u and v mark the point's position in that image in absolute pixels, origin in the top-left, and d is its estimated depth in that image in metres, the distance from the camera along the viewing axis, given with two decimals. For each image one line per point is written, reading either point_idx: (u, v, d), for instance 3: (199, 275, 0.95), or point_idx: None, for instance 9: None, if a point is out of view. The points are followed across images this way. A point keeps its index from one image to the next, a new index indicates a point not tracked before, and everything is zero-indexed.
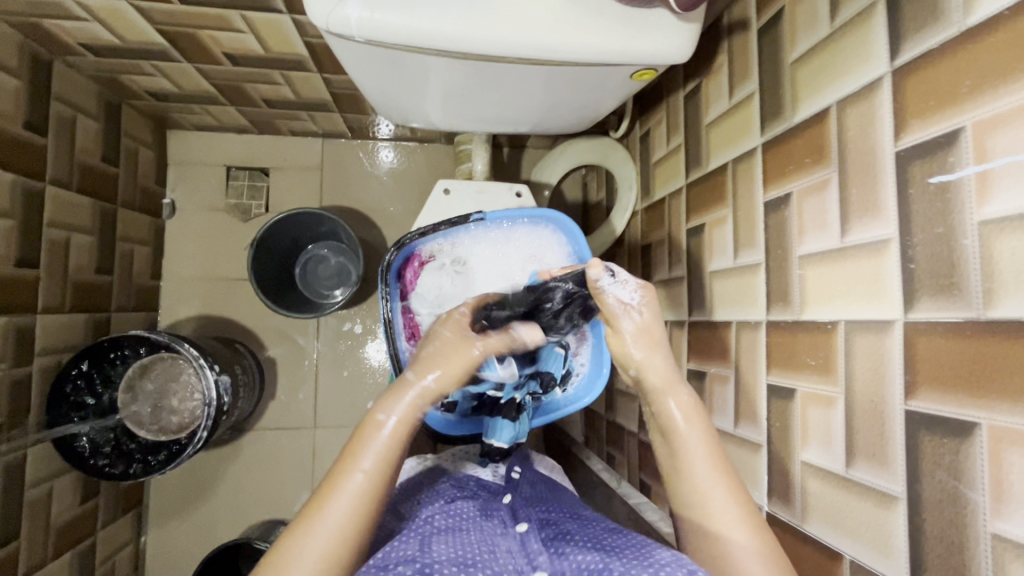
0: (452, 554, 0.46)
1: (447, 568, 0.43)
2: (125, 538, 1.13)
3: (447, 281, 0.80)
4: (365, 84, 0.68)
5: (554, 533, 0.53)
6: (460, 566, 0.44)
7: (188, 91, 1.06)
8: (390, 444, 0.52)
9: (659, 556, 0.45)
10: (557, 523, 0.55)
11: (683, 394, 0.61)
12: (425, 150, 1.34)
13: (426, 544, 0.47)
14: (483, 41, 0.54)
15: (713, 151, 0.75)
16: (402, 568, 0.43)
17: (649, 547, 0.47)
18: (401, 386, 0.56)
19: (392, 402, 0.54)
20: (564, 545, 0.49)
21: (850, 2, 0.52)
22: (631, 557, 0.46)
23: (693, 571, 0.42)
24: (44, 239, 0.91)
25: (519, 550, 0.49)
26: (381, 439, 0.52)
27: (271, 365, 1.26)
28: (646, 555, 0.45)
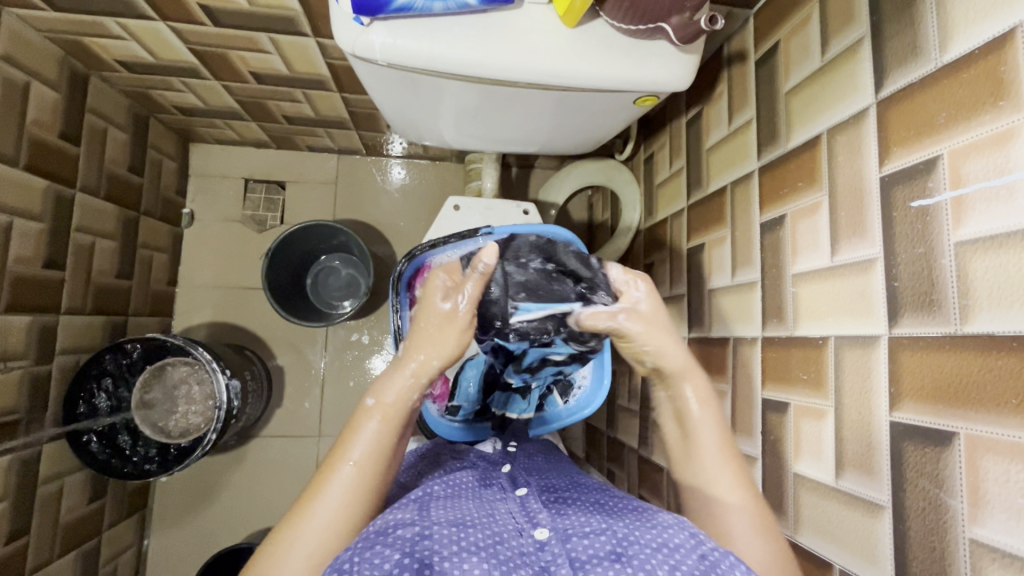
0: (451, 516, 0.47)
1: (446, 527, 0.45)
2: (128, 540, 1.14)
3: None
4: (384, 104, 0.72)
5: (553, 497, 0.55)
6: (459, 525, 0.46)
7: (213, 107, 1.11)
8: (380, 435, 0.54)
9: (660, 519, 0.46)
10: (555, 490, 0.57)
11: (698, 380, 0.61)
12: (437, 168, 1.38)
13: (426, 509, 0.49)
14: (496, 67, 0.58)
15: (712, 173, 0.79)
16: (403, 529, 0.45)
17: (651, 512, 0.48)
18: (391, 375, 0.58)
19: (382, 390, 0.57)
20: (563, 508, 0.51)
21: (839, 38, 0.55)
22: (632, 520, 0.47)
23: (694, 534, 0.44)
24: (70, 243, 0.95)
25: (520, 511, 0.51)
26: (369, 430, 0.54)
27: (279, 373, 1.29)
28: (649, 518, 0.47)
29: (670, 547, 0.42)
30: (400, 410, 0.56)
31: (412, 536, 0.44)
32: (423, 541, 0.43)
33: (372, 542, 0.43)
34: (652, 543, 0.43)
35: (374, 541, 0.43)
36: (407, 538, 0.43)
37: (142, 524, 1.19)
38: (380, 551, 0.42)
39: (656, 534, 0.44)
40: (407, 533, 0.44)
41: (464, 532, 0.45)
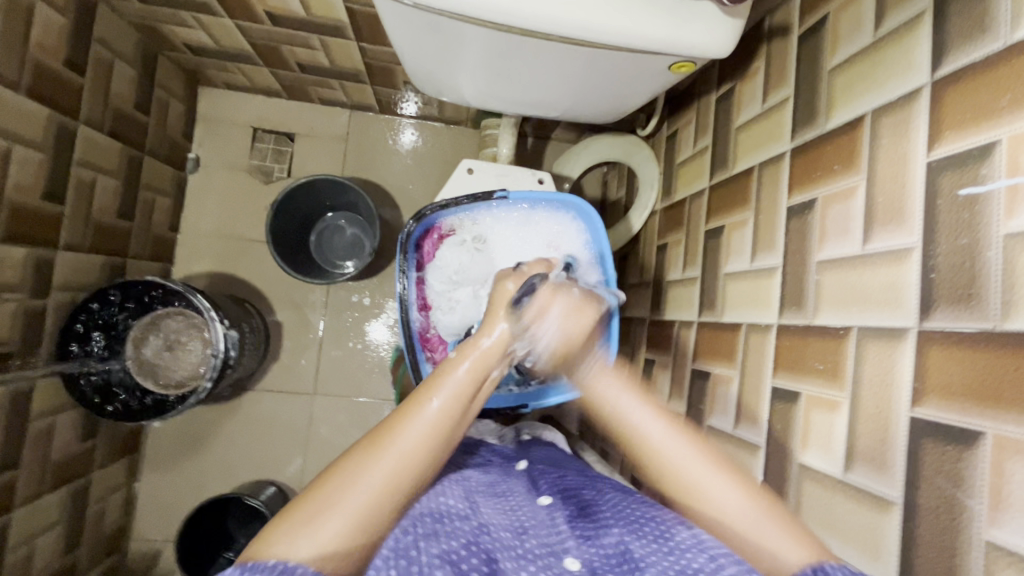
0: (501, 520, 0.50)
1: (501, 532, 0.48)
2: (118, 482, 1.14)
3: (466, 256, 0.81)
4: (405, 49, 0.69)
5: (576, 500, 0.56)
6: (513, 531, 0.49)
7: (225, 47, 1.07)
8: (434, 426, 0.51)
9: (681, 538, 0.46)
10: (578, 493, 0.57)
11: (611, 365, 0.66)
12: (451, 131, 1.34)
13: (474, 504, 0.52)
14: (528, 15, 0.55)
15: (740, 154, 0.76)
16: (459, 522, 0.47)
17: (670, 524, 0.48)
18: (445, 370, 0.55)
19: (438, 388, 0.53)
20: (592, 523, 0.51)
21: (896, 13, 0.52)
22: (650, 535, 0.47)
23: (715, 557, 0.43)
24: (72, 177, 0.93)
25: (551, 521, 0.51)
26: (423, 422, 0.51)
27: (277, 328, 1.27)
28: (668, 534, 0.47)
29: (690, 572, 0.42)
30: (459, 405, 0.53)
31: (470, 531, 0.47)
32: (482, 539, 0.46)
33: (432, 529, 0.46)
34: (673, 567, 0.43)
35: (433, 529, 0.45)
36: (467, 532, 0.46)
37: (133, 466, 1.20)
38: (438, 541, 0.44)
39: (675, 560, 0.44)
40: (466, 527, 0.47)
41: (518, 539, 0.48)
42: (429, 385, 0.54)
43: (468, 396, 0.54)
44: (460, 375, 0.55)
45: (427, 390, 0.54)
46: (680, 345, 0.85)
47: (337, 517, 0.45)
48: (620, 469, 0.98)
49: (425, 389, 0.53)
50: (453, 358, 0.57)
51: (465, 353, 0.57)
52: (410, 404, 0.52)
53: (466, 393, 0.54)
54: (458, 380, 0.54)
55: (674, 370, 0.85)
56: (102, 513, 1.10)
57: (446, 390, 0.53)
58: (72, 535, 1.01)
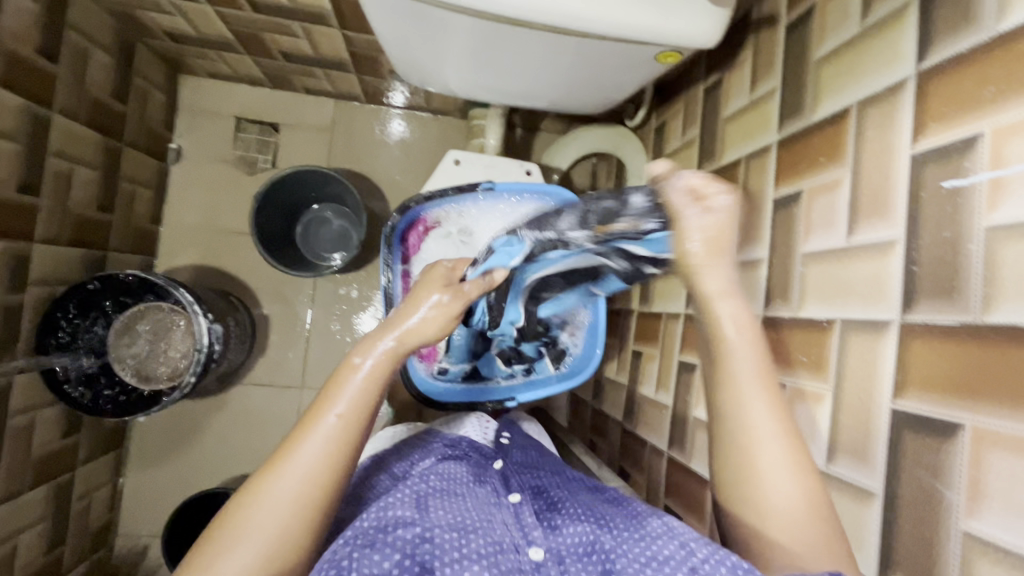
0: (451, 520, 0.48)
1: (447, 533, 0.46)
2: (103, 478, 1.13)
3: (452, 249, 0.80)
4: (387, 38, 0.67)
5: (544, 504, 0.55)
6: (460, 531, 0.47)
7: (205, 35, 1.04)
8: (334, 439, 0.49)
9: (650, 527, 0.47)
10: (548, 492, 0.57)
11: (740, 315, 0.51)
12: (438, 121, 1.33)
13: (424, 508, 0.50)
14: (512, 4, 0.53)
15: (727, 145, 0.75)
16: (401, 530, 0.46)
17: (641, 517, 0.49)
18: (343, 374, 0.52)
19: (336, 399, 0.51)
20: (558, 517, 0.51)
21: (883, 3, 0.51)
22: (620, 529, 0.48)
23: (684, 543, 0.44)
24: (47, 168, 0.90)
25: (514, 522, 0.51)
26: (321, 438, 0.49)
27: (263, 322, 1.26)
28: (639, 526, 0.48)
29: (660, 560, 0.43)
30: (359, 411, 0.51)
31: (412, 539, 0.45)
32: (422, 548, 0.44)
33: (372, 540, 0.44)
34: (641, 556, 0.44)
35: (372, 539, 0.44)
36: (407, 540, 0.45)
37: (118, 462, 1.18)
38: (376, 552, 0.43)
39: (644, 547, 0.45)
40: (407, 535, 0.45)
41: (464, 540, 0.46)
42: (329, 396, 0.51)
43: (371, 398, 0.52)
44: (358, 380, 0.52)
45: (326, 401, 0.51)
46: (668, 337, 0.85)
47: (244, 546, 0.45)
48: (609, 460, 0.98)
49: (324, 401, 0.51)
50: (352, 362, 0.53)
51: (366, 354, 0.54)
52: (308, 419, 0.50)
53: (366, 397, 0.52)
54: (358, 386, 0.52)
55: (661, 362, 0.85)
56: (87, 509, 1.09)
57: (344, 399, 0.51)
58: (56, 532, 1.00)
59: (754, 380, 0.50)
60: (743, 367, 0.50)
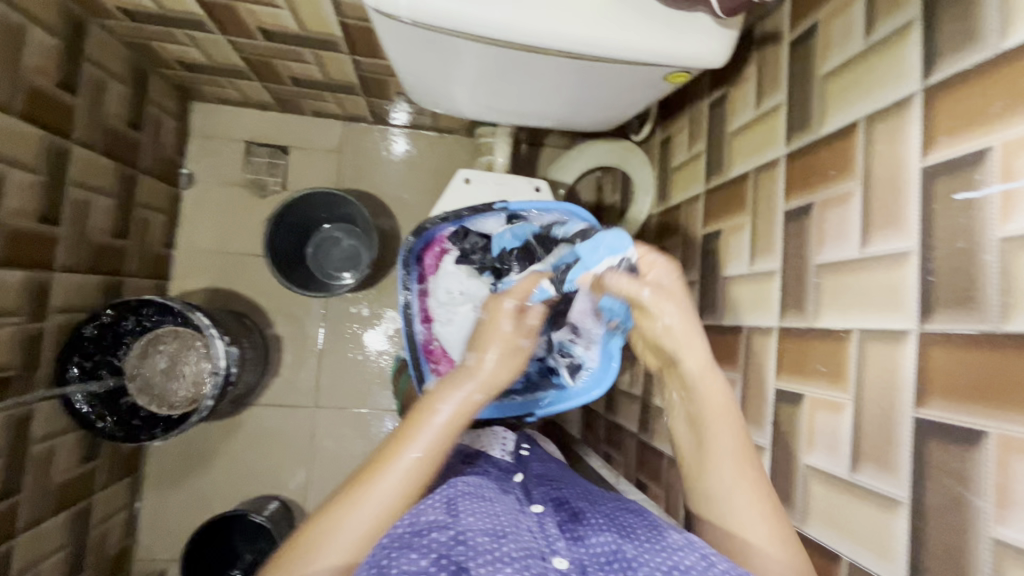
0: (483, 524, 0.48)
1: (481, 536, 0.47)
2: (120, 503, 1.13)
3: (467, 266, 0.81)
4: (401, 65, 0.69)
5: (569, 514, 0.55)
6: (493, 535, 0.47)
7: (218, 63, 1.06)
8: (419, 469, 0.53)
9: (670, 539, 0.48)
10: (571, 504, 0.57)
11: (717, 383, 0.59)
12: (444, 140, 1.35)
13: (456, 512, 0.50)
14: (526, 31, 0.55)
15: (734, 159, 0.77)
16: (436, 532, 0.47)
17: (661, 530, 0.50)
18: (423, 415, 0.55)
19: (417, 438, 0.54)
20: (582, 528, 0.51)
21: (885, 21, 0.53)
22: (642, 540, 0.49)
23: (706, 555, 0.46)
24: (67, 198, 0.92)
25: (538, 530, 0.51)
26: (401, 473, 0.52)
27: (276, 342, 1.27)
28: (659, 538, 0.49)
29: (681, 569, 0.44)
30: (440, 443, 0.54)
31: (447, 541, 0.46)
32: (457, 550, 0.45)
33: (407, 542, 0.46)
34: (663, 565, 0.45)
35: (408, 541, 0.46)
36: (442, 542, 0.45)
37: (134, 486, 1.19)
38: (413, 551, 0.44)
39: (666, 556, 0.46)
40: (442, 538, 0.46)
41: (496, 544, 0.46)
42: (409, 433, 0.54)
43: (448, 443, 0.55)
44: (441, 419, 0.55)
45: (407, 437, 0.54)
46: None
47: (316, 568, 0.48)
48: (625, 473, 0.98)
49: (407, 437, 0.54)
50: (436, 399, 0.57)
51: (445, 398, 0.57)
52: (393, 448, 0.54)
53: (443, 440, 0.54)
54: (434, 429, 0.55)
55: None
56: (105, 535, 1.09)
57: (427, 435, 0.54)
58: (75, 559, 1.00)
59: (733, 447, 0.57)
60: (722, 441, 0.58)
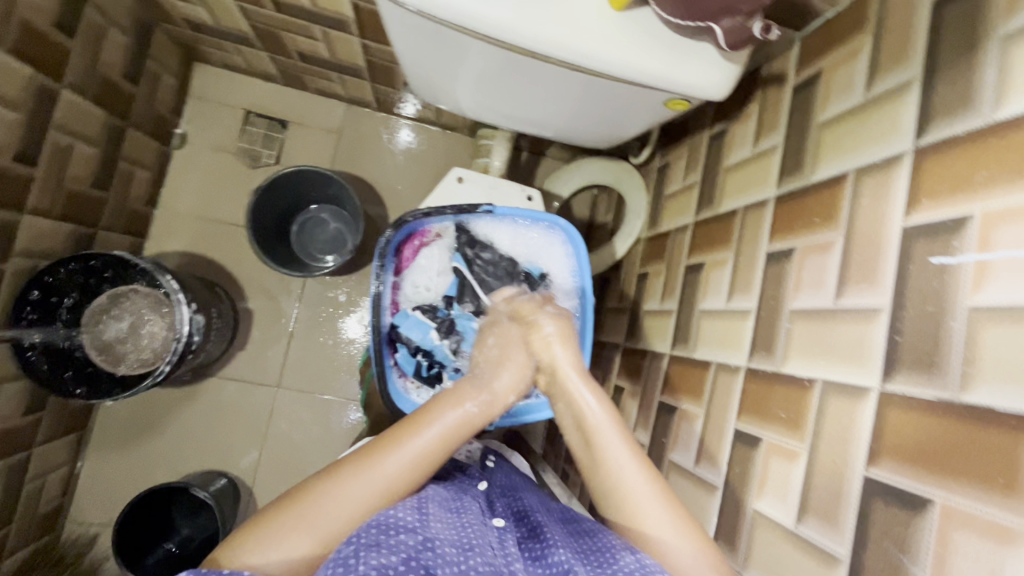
0: (450, 535, 0.47)
1: (448, 547, 0.45)
2: (60, 460, 1.10)
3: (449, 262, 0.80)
4: (404, 53, 0.68)
5: (528, 530, 0.53)
6: (460, 548, 0.46)
7: (224, 27, 1.05)
8: (423, 455, 0.55)
9: (624, 562, 0.46)
10: (532, 518, 0.56)
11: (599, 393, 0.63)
12: (447, 137, 1.34)
13: (424, 516, 0.49)
14: (530, 36, 0.54)
15: (726, 195, 0.77)
16: (404, 534, 0.45)
17: (615, 551, 0.48)
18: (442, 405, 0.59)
19: (432, 419, 0.57)
20: (539, 547, 0.49)
21: (886, 77, 0.53)
22: (596, 564, 0.47)
23: None
24: (47, 141, 0.90)
25: (499, 546, 0.49)
26: (411, 451, 0.54)
27: (246, 316, 1.24)
28: (611, 560, 0.46)
29: None
30: (451, 436, 0.57)
31: (415, 545, 0.44)
32: (425, 554, 0.44)
33: (375, 540, 0.44)
34: None
35: (377, 539, 0.44)
36: (411, 545, 0.44)
37: (78, 445, 1.15)
38: (381, 550, 0.43)
39: None
40: (409, 541, 0.44)
41: (464, 556, 0.45)
42: (423, 418, 0.57)
43: (459, 432, 0.58)
44: (455, 414, 0.58)
45: (423, 420, 0.57)
46: (651, 375, 0.85)
47: (304, 529, 0.49)
48: (579, 494, 0.97)
49: (422, 418, 0.57)
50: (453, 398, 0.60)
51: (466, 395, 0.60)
52: (404, 431, 0.56)
53: (457, 429, 0.57)
54: (448, 421, 0.57)
55: (642, 400, 0.86)
56: (40, 490, 1.05)
57: (439, 424, 0.57)
58: (3, 512, 0.96)
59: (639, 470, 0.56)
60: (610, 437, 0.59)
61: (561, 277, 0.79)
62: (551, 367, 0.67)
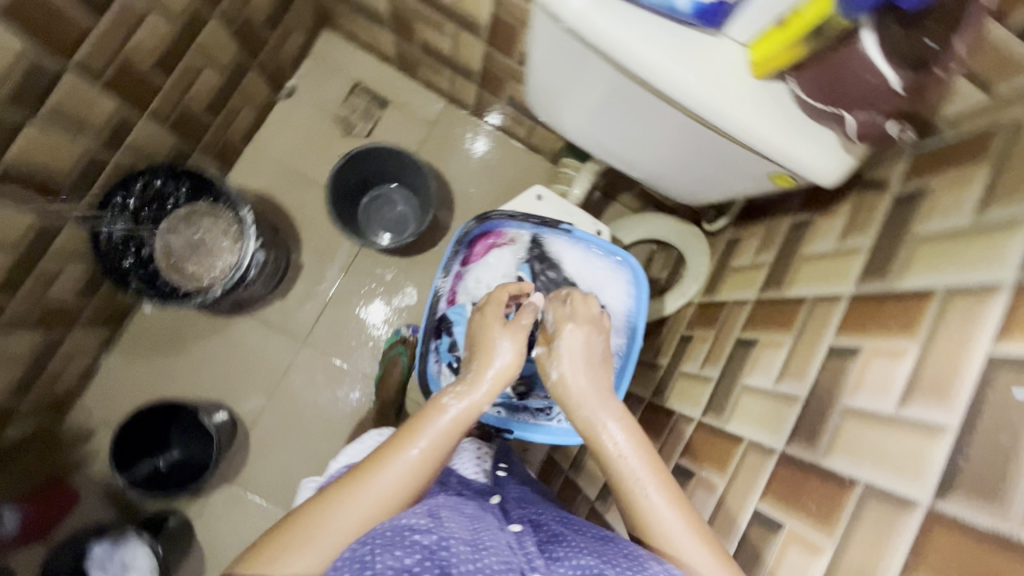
0: (464, 535, 0.50)
1: (461, 545, 0.48)
2: (88, 349, 1.14)
3: (515, 266, 0.81)
4: (535, 65, 0.72)
5: (547, 534, 0.55)
6: (472, 547, 0.48)
7: (366, 3, 1.12)
8: (413, 470, 0.55)
9: (653, 569, 0.47)
10: (548, 526, 0.57)
11: (624, 422, 0.62)
12: (529, 158, 1.39)
13: (437, 519, 0.51)
14: (668, 80, 0.57)
15: (798, 281, 0.77)
16: (418, 535, 0.47)
17: (642, 558, 0.48)
18: (430, 412, 0.60)
19: (422, 432, 0.58)
20: (560, 549, 0.51)
21: (1001, 206, 0.54)
22: (624, 562, 0.48)
23: None
24: (186, 59, 0.97)
25: (517, 546, 0.51)
26: (404, 467, 0.55)
27: (296, 268, 1.28)
28: (641, 565, 0.47)
29: None
30: (441, 446, 0.58)
31: (429, 545, 0.47)
32: (440, 553, 0.46)
33: (391, 542, 0.46)
34: None
35: (392, 541, 0.46)
36: (426, 544, 0.46)
37: (107, 341, 1.19)
38: (395, 552, 0.45)
39: None
40: (424, 541, 0.47)
41: (477, 555, 0.47)
42: (413, 429, 0.58)
43: (448, 445, 0.59)
44: (444, 422, 0.59)
45: (414, 431, 0.58)
46: (674, 436, 0.84)
47: (306, 552, 0.49)
48: None
49: (413, 431, 0.58)
50: (444, 403, 0.61)
51: (454, 400, 0.61)
52: (396, 443, 0.57)
53: (447, 440, 0.58)
54: (436, 431, 0.58)
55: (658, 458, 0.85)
56: (61, 372, 1.09)
57: (429, 436, 0.58)
58: (23, 380, 0.99)
59: (665, 498, 0.56)
60: (638, 468, 0.58)
61: (619, 302, 0.80)
62: (562, 397, 0.66)
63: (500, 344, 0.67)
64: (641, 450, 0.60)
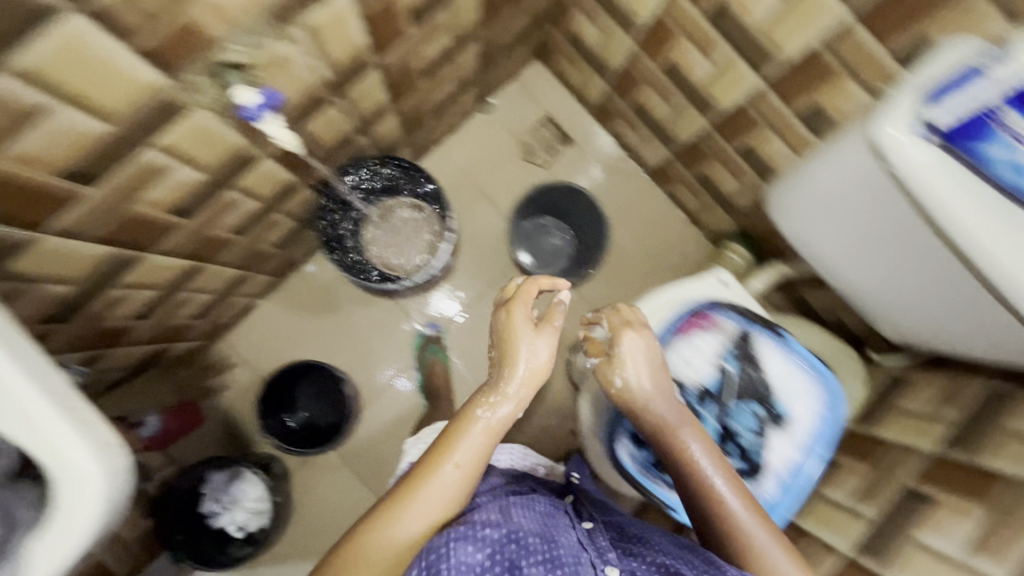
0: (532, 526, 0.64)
1: (532, 537, 0.62)
2: (258, 291, 1.23)
3: (719, 353, 0.81)
4: (817, 187, 0.78)
5: (617, 535, 0.69)
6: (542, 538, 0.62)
7: (599, 56, 1.19)
8: (455, 485, 0.63)
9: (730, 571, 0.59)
10: (619, 529, 0.71)
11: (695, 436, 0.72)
12: (687, 230, 1.42)
13: (508, 515, 0.66)
14: (988, 245, 0.60)
15: (996, 454, 0.75)
16: (490, 530, 0.62)
17: (717, 564, 0.60)
18: (470, 421, 0.68)
19: (459, 454, 0.65)
20: (634, 549, 0.64)
21: None
22: (700, 562, 0.61)
23: None
24: (443, 70, 1.05)
25: (590, 541, 0.65)
26: (445, 484, 0.63)
27: (449, 271, 1.35)
28: (716, 565, 0.60)
29: None
30: (475, 463, 0.66)
31: (501, 538, 0.61)
32: (512, 545, 0.60)
33: (464, 536, 0.60)
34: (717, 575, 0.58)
35: (467, 534, 0.60)
36: (497, 539, 0.61)
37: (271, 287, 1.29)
38: (470, 544, 0.59)
39: None
40: (496, 535, 0.61)
41: (546, 544, 0.61)
42: (451, 445, 0.66)
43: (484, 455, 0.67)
44: (477, 431, 0.67)
45: (450, 449, 0.65)
46: (813, 560, 0.84)
47: (370, 560, 0.58)
48: None
49: (445, 451, 0.65)
50: (473, 416, 0.68)
51: (489, 409, 0.68)
52: (434, 460, 0.65)
53: (483, 448, 0.67)
54: (473, 441, 0.66)
55: None
56: (233, 305, 1.19)
57: (465, 451, 0.65)
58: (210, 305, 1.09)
59: (750, 517, 0.66)
60: (716, 479, 0.68)
61: (810, 418, 0.79)
62: (634, 408, 0.75)
63: (535, 346, 0.73)
64: (713, 459, 0.70)
